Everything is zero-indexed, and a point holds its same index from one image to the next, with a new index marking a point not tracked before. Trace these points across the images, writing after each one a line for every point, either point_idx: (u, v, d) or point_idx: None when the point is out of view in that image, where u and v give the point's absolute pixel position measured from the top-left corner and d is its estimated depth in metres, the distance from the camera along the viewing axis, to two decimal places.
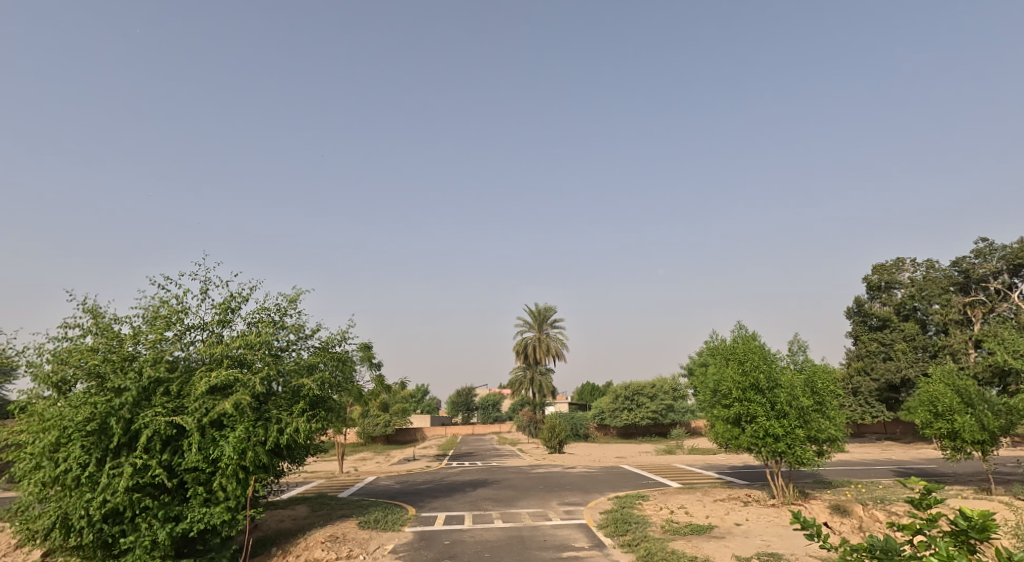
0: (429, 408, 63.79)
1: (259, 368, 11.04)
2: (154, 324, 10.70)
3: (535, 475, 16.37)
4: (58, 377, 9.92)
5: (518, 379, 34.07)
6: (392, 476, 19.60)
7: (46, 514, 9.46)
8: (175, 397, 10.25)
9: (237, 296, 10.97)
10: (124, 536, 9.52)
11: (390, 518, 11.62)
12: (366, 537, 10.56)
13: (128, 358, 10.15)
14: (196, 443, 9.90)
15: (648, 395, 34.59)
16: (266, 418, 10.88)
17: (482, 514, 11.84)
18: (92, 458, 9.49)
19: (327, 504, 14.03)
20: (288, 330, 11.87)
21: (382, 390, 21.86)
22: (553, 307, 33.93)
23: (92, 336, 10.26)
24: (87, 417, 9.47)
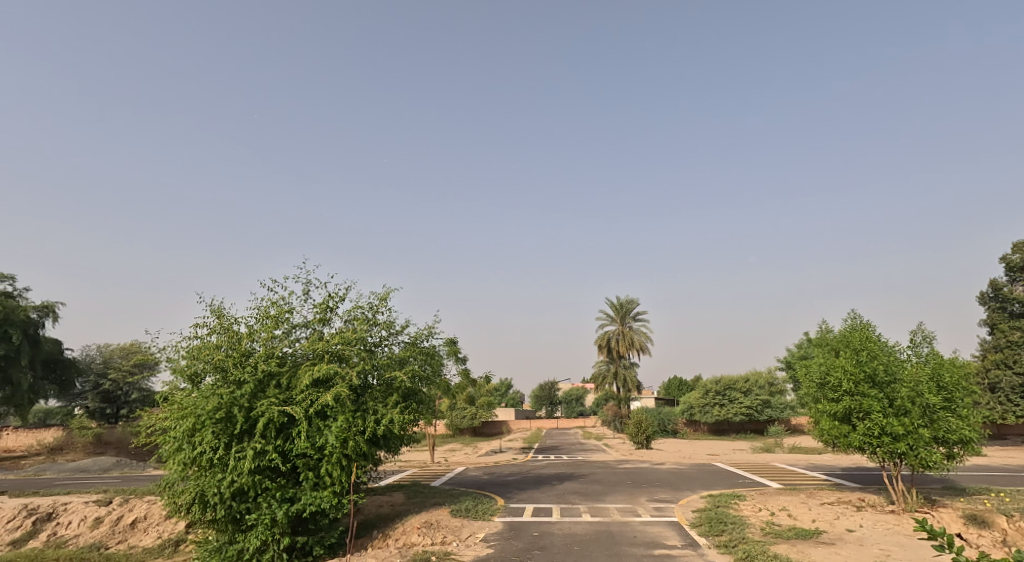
0: (513, 402, 64.56)
1: (356, 363, 11.54)
2: (265, 322, 11.44)
3: (622, 470, 16.19)
4: (190, 371, 10.82)
5: (601, 373, 33.76)
6: (479, 467, 20.05)
7: (186, 492, 10.37)
8: (283, 389, 10.97)
9: (336, 294, 11.54)
10: (249, 513, 10.31)
11: (480, 507, 11.86)
12: (458, 525, 10.83)
13: (246, 354, 10.96)
14: (304, 431, 10.56)
15: (741, 390, 33.29)
16: (364, 409, 11.37)
17: (570, 508, 11.83)
18: (221, 442, 10.34)
19: (421, 492, 14.53)
20: (380, 327, 12.34)
21: (468, 383, 22.37)
22: (636, 300, 33.29)
23: (216, 334, 11.13)
24: (216, 406, 10.32)
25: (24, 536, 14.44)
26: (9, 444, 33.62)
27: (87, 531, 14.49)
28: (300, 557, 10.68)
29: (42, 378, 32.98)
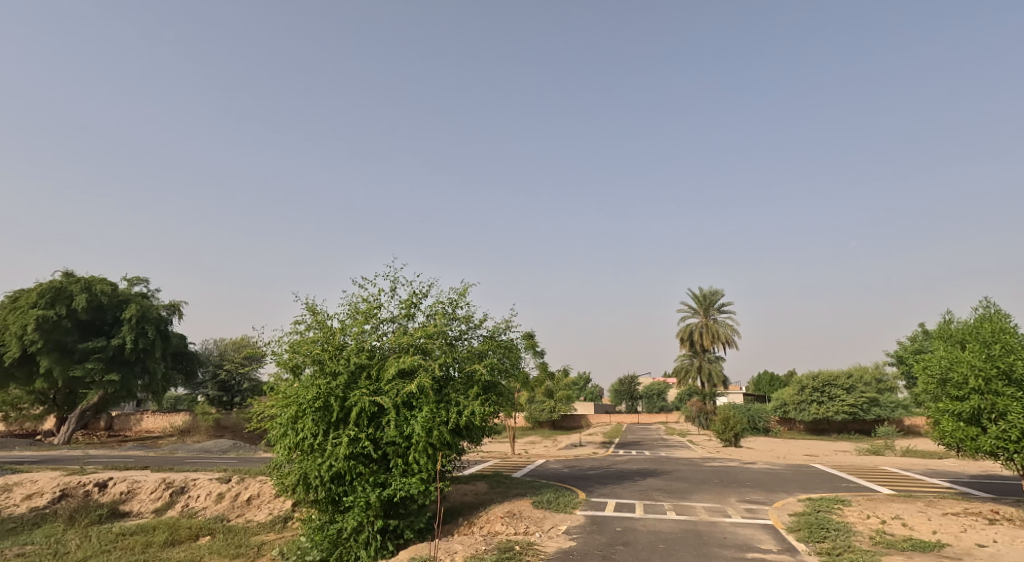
0: (591, 395, 64.19)
1: (438, 355, 11.79)
2: (355, 318, 11.92)
3: (709, 468, 15.67)
4: (291, 364, 11.44)
5: (684, 367, 32.88)
6: (559, 460, 20.04)
7: (292, 473, 11.00)
8: (373, 380, 11.39)
9: (420, 290, 11.83)
10: (347, 495, 10.83)
11: (561, 500, 11.82)
12: (541, 516, 10.85)
13: (339, 348, 11.45)
14: (393, 421, 10.93)
15: (843, 387, 31.37)
16: (446, 400, 11.63)
17: (654, 505, 11.57)
18: (320, 429, 10.90)
19: (503, 482, 14.70)
20: (460, 320, 12.55)
21: (547, 376, 22.40)
22: (720, 291, 32.14)
23: (313, 329, 11.70)
24: (315, 395, 10.91)
25: (166, 506, 18.70)
26: (147, 425, 37.57)
27: (214, 504, 18.46)
28: (392, 539, 11.12)
29: (173, 368, 36.34)
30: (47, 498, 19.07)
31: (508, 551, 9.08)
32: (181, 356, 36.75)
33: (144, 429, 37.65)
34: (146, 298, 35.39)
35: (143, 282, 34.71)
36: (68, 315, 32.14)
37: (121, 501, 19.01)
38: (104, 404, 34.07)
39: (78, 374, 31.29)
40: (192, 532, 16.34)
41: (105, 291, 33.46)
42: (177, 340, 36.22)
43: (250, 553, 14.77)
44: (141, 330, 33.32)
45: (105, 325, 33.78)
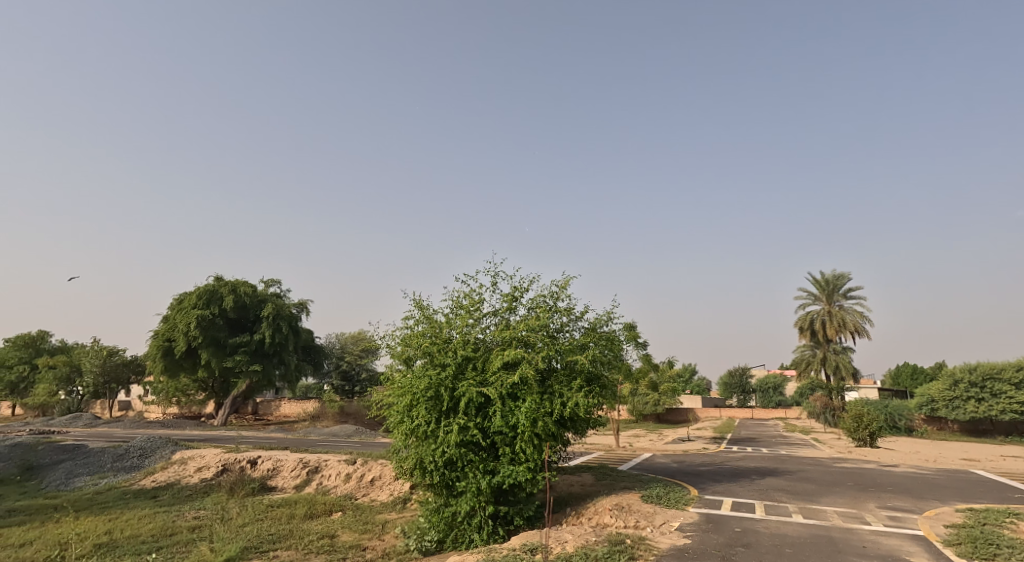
0: (699, 388, 61.94)
1: (540, 347, 11.78)
2: (459, 312, 12.20)
3: (841, 470, 14.52)
4: (404, 356, 11.93)
5: (804, 359, 31.29)
6: (669, 454, 19.50)
7: (409, 458, 11.50)
8: (479, 371, 11.60)
9: (520, 284, 11.86)
10: (459, 481, 11.14)
11: (673, 496, 11.43)
12: (651, 511, 10.55)
13: (447, 341, 11.76)
14: (499, 411, 11.06)
15: (1009, 382, 28.00)
16: (550, 392, 11.59)
17: (778, 506, 10.90)
18: (433, 417, 11.27)
19: (610, 475, 14.46)
20: (561, 313, 12.46)
21: (651, 368, 21.84)
22: (847, 275, 29.77)
23: (422, 323, 12.12)
24: (427, 385, 11.29)
25: (304, 482, 20.81)
26: (284, 411, 41.05)
27: (342, 483, 20.24)
28: (502, 525, 11.32)
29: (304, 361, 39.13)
30: (212, 471, 22.00)
31: (619, 545, 8.90)
32: (310, 349, 39.63)
33: (282, 414, 41.11)
34: (281, 297, 38.55)
35: (278, 283, 37.88)
36: (219, 314, 35.78)
37: (268, 476, 21.50)
38: (251, 391, 37.59)
39: (230, 365, 34.84)
40: (327, 508, 17.81)
41: (247, 291, 36.93)
42: (307, 335, 39.15)
43: (376, 530, 15.70)
44: (277, 326, 36.34)
45: (249, 322, 37.12)
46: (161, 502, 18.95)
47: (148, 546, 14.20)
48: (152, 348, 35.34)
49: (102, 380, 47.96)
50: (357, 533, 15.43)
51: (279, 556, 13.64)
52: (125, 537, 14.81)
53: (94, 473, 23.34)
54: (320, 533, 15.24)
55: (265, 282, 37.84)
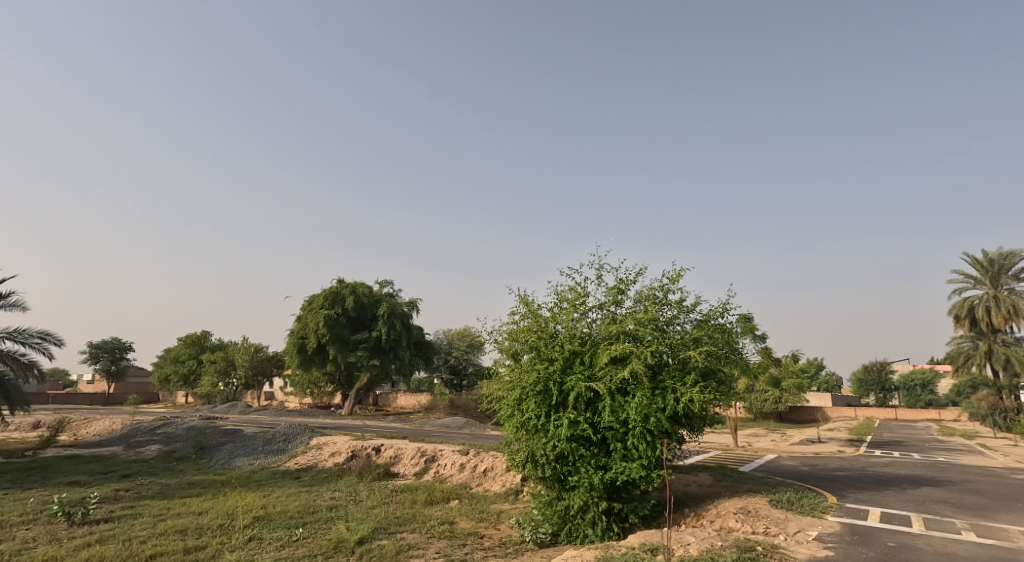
0: (830, 385, 57.38)
1: (650, 341, 11.21)
2: (564, 306, 11.93)
3: (1018, 483, 12.59)
4: (511, 351, 11.82)
5: (964, 352, 27.83)
6: (797, 456, 18.03)
7: (521, 450, 11.38)
8: (588, 366, 11.24)
9: (626, 276, 11.37)
10: (571, 475, 10.88)
11: (807, 502, 10.43)
12: (783, 517, 9.66)
13: (553, 335, 11.52)
14: (609, 406, 10.66)
15: None
16: (662, 387, 10.99)
17: (939, 521, 9.61)
18: (543, 411, 11.08)
19: (730, 476, 13.53)
20: (672, 305, 11.78)
21: (772, 363, 20.34)
22: (1019, 254, 26.07)
23: (528, 318, 11.96)
24: (536, 379, 11.12)
25: (422, 470, 21.51)
26: (400, 403, 42.93)
27: (457, 472, 20.68)
28: (617, 522, 10.92)
29: (417, 357, 40.62)
30: (343, 456, 23.43)
31: (750, 551, 8.23)
32: (422, 345, 41.05)
33: (398, 405, 43.02)
34: (395, 296, 40.36)
35: (392, 283, 39.68)
36: (342, 313, 38.05)
37: (391, 463, 22.50)
38: (371, 384, 39.68)
39: (352, 360, 36.99)
40: (445, 495, 18.27)
41: (364, 292, 38.92)
42: (418, 331, 40.63)
43: (492, 519, 15.84)
44: (392, 324, 38.03)
45: (367, 321, 39.08)
46: (303, 482, 20.49)
47: (296, 521, 15.27)
48: (290, 345, 38.39)
49: (251, 373, 52.99)
50: (474, 521, 15.65)
51: (406, 537, 14.14)
52: (278, 513, 15.99)
53: (251, 454, 25.62)
54: (440, 519, 15.65)
55: (380, 283, 39.80)
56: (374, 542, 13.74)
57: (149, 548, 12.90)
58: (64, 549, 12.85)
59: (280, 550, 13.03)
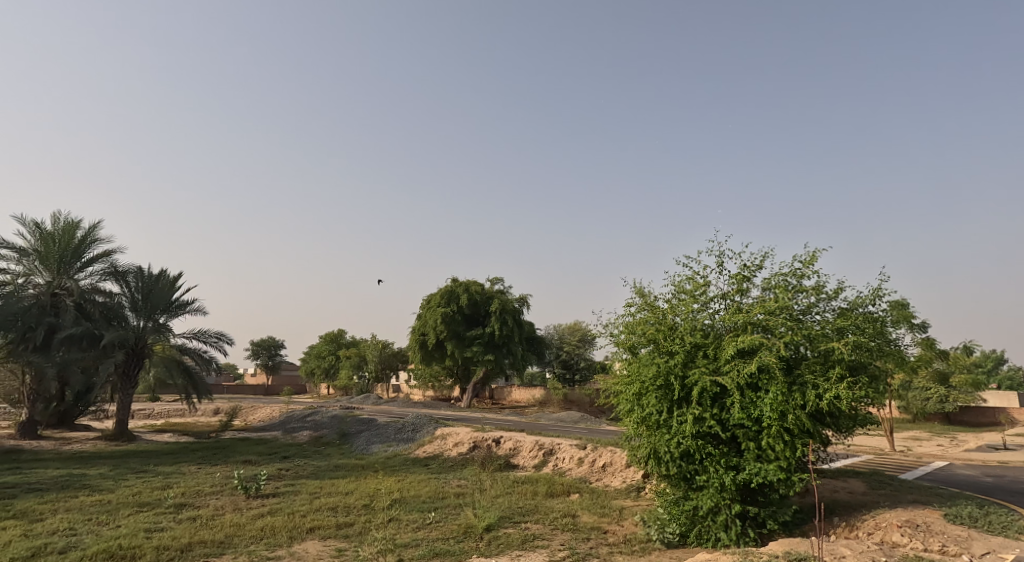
0: (1009, 380, 50.39)
1: (783, 333, 10.43)
2: (682, 296, 11.48)
3: None
4: (628, 344, 11.57)
5: None
6: (976, 465, 15.86)
7: (642, 446, 11.12)
8: (712, 359, 10.72)
9: (753, 262, 10.66)
10: (699, 474, 10.47)
11: (994, 518, 9.20)
12: (962, 536, 8.69)
13: (672, 328, 11.10)
14: (738, 402, 10.12)
15: None
16: (800, 382, 10.20)
17: None
18: (665, 406, 10.71)
19: (887, 483, 12.39)
20: (808, 293, 10.87)
21: (936, 356, 18.11)
22: None
23: (644, 311, 11.62)
24: (656, 373, 10.75)
25: (541, 462, 21.68)
26: (516, 396, 43.57)
27: (576, 466, 20.63)
28: (753, 527, 10.44)
29: (529, 351, 40.96)
30: (466, 446, 24.23)
31: None
32: (534, 340, 41.39)
33: (515, 400, 43.69)
34: (506, 293, 41.09)
35: (502, 280, 40.48)
36: (458, 310, 39.25)
37: (511, 455, 22.91)
38: (488, 378, 40.62)
39: (469, 355, 38.13)
40: (564, 488, 18.28)
41: (477, 290, 39.76)
42: (529, 327, 41.05)
43: (614, 515, 15.60)
44: (504, 320, 38.57)
45: (481, 317, 39.92)
46: (433, 470, 21.51)
47: (428, 505, 15.97)
48: (412, 340, 40.51)
49: (381, 367, 56.49)
50: (596, 516, 15.49)
51: (530, 527, 14.29)
52: (411, 496, 16.82)
53: (385, 442, 27.25)
54: (563, 511, 15.67)
55: (490, 281, 40.70)
56: (500, 530, 14.01)
57: (308, 522, 14.05)
58: (243, 517, 14.39)
59: (417, 532, 13.69)
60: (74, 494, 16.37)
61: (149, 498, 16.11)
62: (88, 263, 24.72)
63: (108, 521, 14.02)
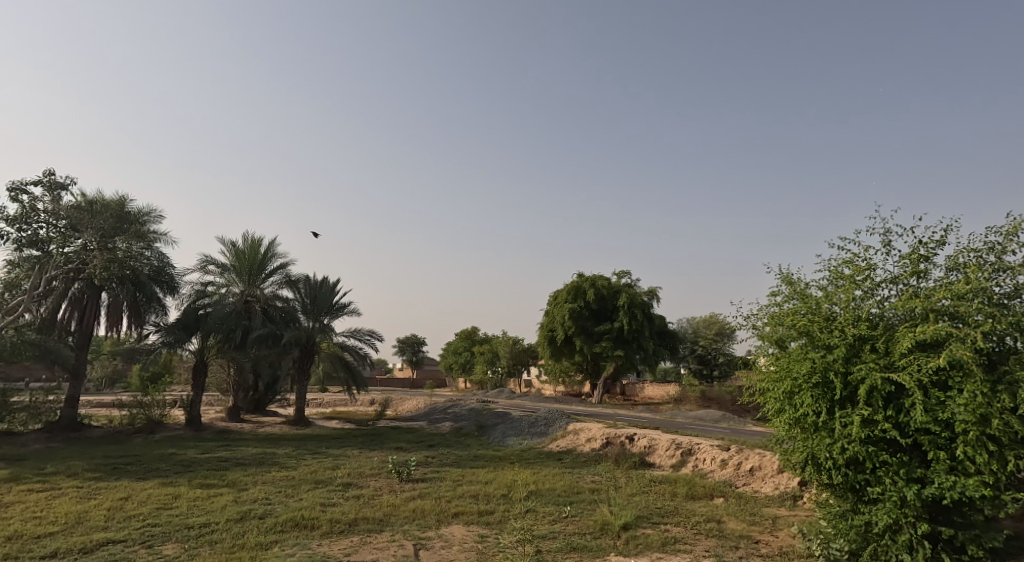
0: None
1: (980, 322, 8.48)
2: (840, 281, 9.81)
3: None
4: (776, 338, 10.15)
5: None
6: None
7: (797, 451, 9.66)
8: (883, 353, 8.96)
9: (933, 238, 8.77)
10: (870, 486, 8.84)
11: None
12: None
13: (829, 318, 9.51)
14: (920, 403, 8.28)
15: None
16: (1008, 381, 8.19)
17: None
18: (823, 407, 9.16)
19: None
20: (1015, 272, 8.72)
21: None
22: None
23: (794, 301, 10.14)
24: (810, 370, 9.24)
25: (679, 462, 20.23)
26: (648, 393, 41.82)
27: (718, 469, 18.93)
28: (948, 552, 8.60)
29: (660, 346, 39.10)
30: (599, 442, 23.30)
31: None
32: (665, 334, 39.46)
33: (647, 397, 41.91)
34: (633, 286, 39.56)
35: (629, 273, 39.04)
36: (585, 306, 38.49)
37: (646, 453, 21.67)
38: (618, 373, 39.39)
39: (598, 351, 37.20)
40: (707, 491, 16.78)
41: (604, 285, 38.61)
42: (660, 320, 39.19)
43: (767, 524, 13.91)
44: (633, 314, 37.06)
45: (609, 312, 38.69)
46: (566, 464, 20.89)
47: (564, 500, 15.32)
48: (541, 337, 40.35)
49: (512, 363, 57.12)
50: (745, 524, 13.91)
51: (671, 530, 13.11)
52: (546, 489, 16.28)
53: (519, 435, 27.09)
54: (705, 516, 14.26)
55: (617, 274, 39.38)
56: (639, 530, 12.96)
57: (453, 507, 13.95)
58: (398, 498, 14.62)
59: (552, 525, 13.08)
60: (266, 469, 17.79)
61: (322, 476, 17.05)
62: (271, 272, 26.96)
63: (293, 493, 14.94)
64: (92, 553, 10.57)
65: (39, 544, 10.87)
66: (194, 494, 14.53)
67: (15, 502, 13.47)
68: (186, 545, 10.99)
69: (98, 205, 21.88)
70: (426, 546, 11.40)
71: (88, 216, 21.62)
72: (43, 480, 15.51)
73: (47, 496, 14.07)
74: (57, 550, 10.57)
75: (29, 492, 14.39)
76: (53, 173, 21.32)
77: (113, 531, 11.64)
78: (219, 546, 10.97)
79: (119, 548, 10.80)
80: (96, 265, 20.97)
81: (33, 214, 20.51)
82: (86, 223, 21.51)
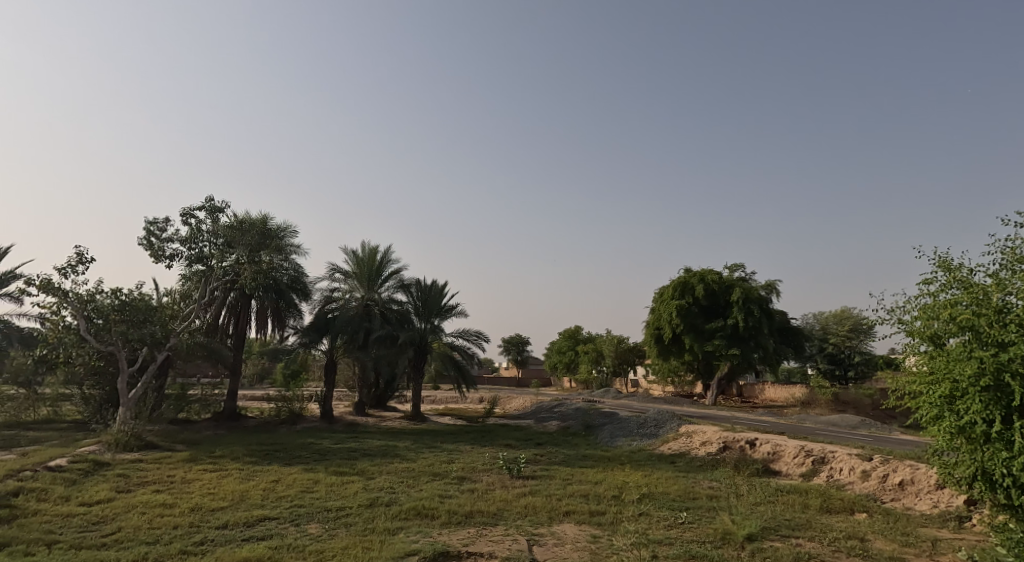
0: None
1: None
2: (1020, 265, 7.41)
3: None
4: (927, 334, 7.89)
5: None
6: None
7: (962, 464, 7.54)
8: None
9: None
10: None
11: None
12: None
13: (1002, 310, 7.20)
14: None
15: None
16: None
17: None
18: (998, 415, 6.99)
19: None
20: None
21: None
22: None
23: (953, 289, 7.79)
24: (978, 370, 7.07)
25: (811, 471, 17.70)
26: (770, 395, 38.40)
27: (859, 480, 16.32)
28: None
29: (782, 344, 35.75)
30: (714, 447, 21.13)
31: None
32: (786, 332, 36.00)
33: (769, 398, 38.57)
34: (748, 280, 36.38)
35: (742, 266, 35.99)
36: (695, 303, 36.00)
37: (769, 460, 19.32)
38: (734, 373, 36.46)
39: (710, 350, 34.53)
40: (847, 505, 14.37)
41: (716, 279, 35.88)
42: (781, 316, 35.83)
43: (924, 546, 11.22)
44: (749, 309, 34.09)
45: (721, 308, 35.87)
46: (679, 468, 19.01)
47: (679, 505, 13.64)
48: (648, 335, 38.22)
49: (618, 363, 54.99)
50: (896, 544, 11.39)
51: (803, 545, 11.10)
52: (660, 493, 14.68)
53: (629, 436, 25.42)
54: (845, 532, 12.01)
55: (730, 268, 36.43)
56: (767, 543, 11.06)
57: (565, 506, 12.72)
58: (510, 494, 13.64)
59: (667, 530, 11.51)
60: (389, 460, 17.52)
61: (439, 469, 16.42)
62: (386, 278, 27.13)
63: (413, 484, 14.36)
64: (252, 527, 10.35)
65: (213, 516, 10.86)
66: (331, 479, 14.33)
67: (193, 479, 13.81)
68: (326, 525, 10.53)
69: (247, 223, 22.42)
70: (540, 542, 10.28)
71: (239, 234, 22.24)
72: (213, 461, 16.00)
73: (217, 475, 14.39)
74: (226, 521, 10.44)
75: (202, 470, 14.81)
76: (212, 197, 22.43)
77: (269, 508, 11.46)
78: (354, 529, 10.42)
79: (273, 524, 10.53)
80: (246, 276, 21.82)
81: (198, 234, 21.54)
82: (238, 240, 22.23)
